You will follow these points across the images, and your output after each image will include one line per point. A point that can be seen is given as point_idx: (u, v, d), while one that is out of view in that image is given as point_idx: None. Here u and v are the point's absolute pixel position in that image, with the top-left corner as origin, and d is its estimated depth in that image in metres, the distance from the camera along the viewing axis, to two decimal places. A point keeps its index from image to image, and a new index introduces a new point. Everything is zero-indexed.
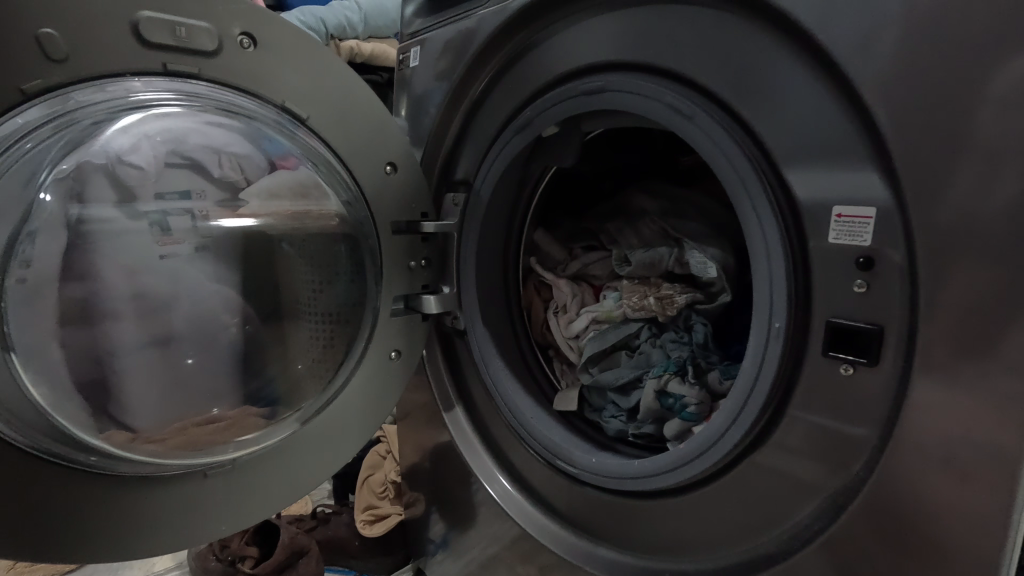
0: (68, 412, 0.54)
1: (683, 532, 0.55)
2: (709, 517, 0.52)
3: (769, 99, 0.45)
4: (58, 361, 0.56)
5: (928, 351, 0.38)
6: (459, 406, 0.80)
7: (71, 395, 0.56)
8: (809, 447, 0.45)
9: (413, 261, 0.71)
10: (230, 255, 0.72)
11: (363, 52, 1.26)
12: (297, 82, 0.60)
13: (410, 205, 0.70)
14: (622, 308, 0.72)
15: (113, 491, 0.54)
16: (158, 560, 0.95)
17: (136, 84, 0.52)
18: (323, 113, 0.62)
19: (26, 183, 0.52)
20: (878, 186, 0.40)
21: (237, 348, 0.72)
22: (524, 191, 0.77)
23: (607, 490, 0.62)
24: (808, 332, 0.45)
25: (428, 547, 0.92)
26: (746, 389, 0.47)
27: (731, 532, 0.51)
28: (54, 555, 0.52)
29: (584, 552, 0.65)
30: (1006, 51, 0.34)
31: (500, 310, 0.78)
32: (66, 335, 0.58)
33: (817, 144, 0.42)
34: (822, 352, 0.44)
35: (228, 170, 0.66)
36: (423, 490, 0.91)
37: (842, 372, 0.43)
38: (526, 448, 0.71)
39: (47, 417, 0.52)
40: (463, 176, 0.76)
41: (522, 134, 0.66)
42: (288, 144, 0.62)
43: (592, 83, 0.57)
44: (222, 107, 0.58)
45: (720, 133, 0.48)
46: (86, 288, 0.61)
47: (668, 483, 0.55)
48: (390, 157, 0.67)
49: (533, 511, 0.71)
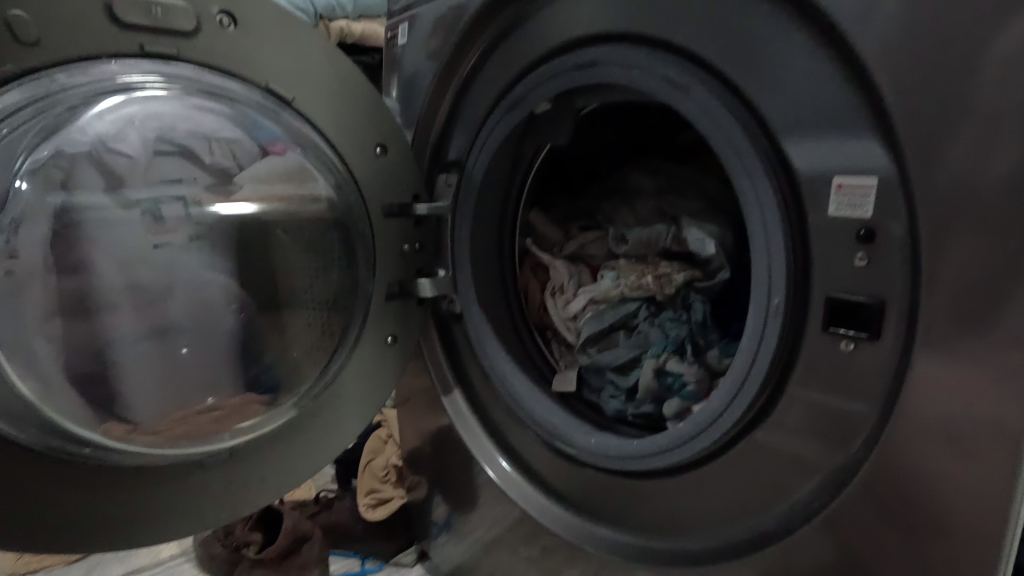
0: (61, 404, 0.54)
1: (682, 510, 0.55)
2: (710, 496, 0.52)
3: (765, 67, 0.43)
4: (48, 353, 0.56)
5: (929, 324, 0.37)
6: (458, 390, 0.79)
7: (63, 387, 0.56)
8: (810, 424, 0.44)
9: (407, 245, 0.70)
10: (226, 244, 0.70)
11: (353, 33, 1.24)
12: (280, 62, 0.58)
13: (401, 187, 0.68)
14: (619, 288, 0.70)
15: (108, 480, 0.54)
16: (164, 547, 0.96)
17: (114, 66, 0.50)
18: (309, 95, 0.60)
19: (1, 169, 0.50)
20: (879, 156, 0.38)
21: (236, 336, 0.70)
22: (519, 169, 0.75)
23: (607, 470, 0.62)
24: (807, 308, 0.44)
25: (432, 529, 0.92)
26: (747, 366, 0.46)
27: (732, 511, 0.50)
28: (50, 544, 0.52)
29: (584, 533, 0.65)
30: (1011, 11, 0.32)
31: (496, 293, 0.76)
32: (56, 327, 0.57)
33: (814, 113, 0.41)
34: (821, 328, 0.43)
35: (219, 156, 0.65)
36: (425, 474, 0.91)
37: (842, 347, 0.42)
38: (525, 430, 0.71)
39: (38, 410, 0.51)
40: (456, 157, 0.74)
41: (512, 112, 0.64)
42: (275, 128, 0.61)
43: (584, 56, 0.56)
44: (208, 90, 0.56)
45: (716, 105, 0.46)
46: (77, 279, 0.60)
47: (669, 463, 0.54)
48: (380, 139, 0.66)
49: (534, 492, 0.71)
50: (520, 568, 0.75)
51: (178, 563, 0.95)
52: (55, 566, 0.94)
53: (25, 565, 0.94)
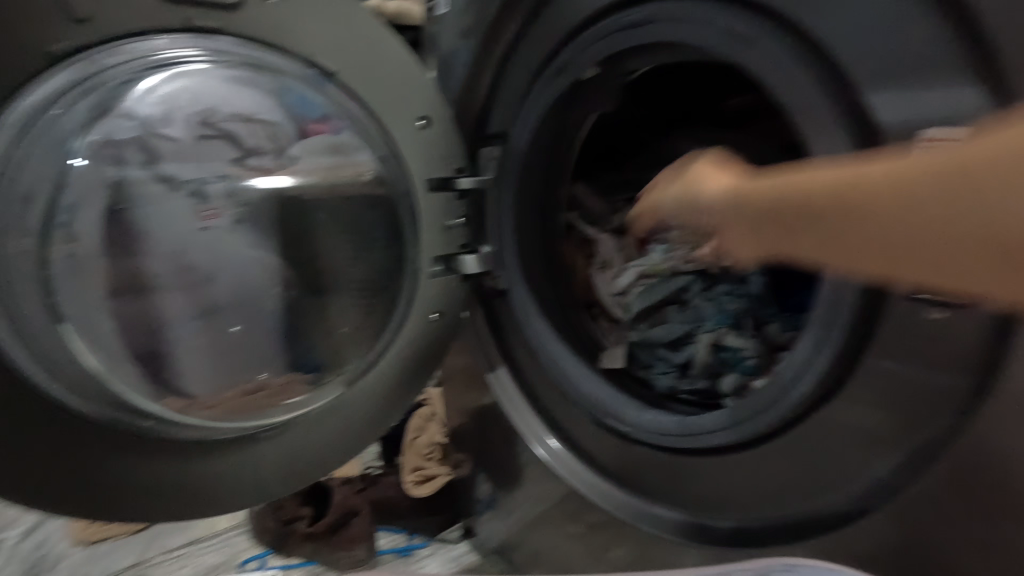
0: (125, 376, 0.56)
1: (743, 489, 0.53)
2: (775, 474, 0.50)
3: (841, 13, 0.40)
4: (110, 329, 0.57)
5: None
6: (503, 366, 0.78)
7: (125, 362, 0.57)
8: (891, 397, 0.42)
9: (450, 220, 0.68)
10: (268, 216, 0.70)
11: (388, 10, 1.23)
12: (322, 33, 0.57)
13: (445, 160, 0.67)
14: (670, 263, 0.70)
15: (166, 452, 0.56)
16: (220, 520, 0.99)
17: (162, 40, 0.51)
18: (352, 67, 0.59)
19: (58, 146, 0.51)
20: (976, 105, 0.35)
21: (282, 317, 0.70)
22: (564, 139, 0.73)
23: (661, 447, 0.60)
24: (889, 275, 0.41)
25: (477, 506, 0.93)
26: (820, 336, 0.44)
27: (800, 489, 0.48)
28: (111, 511, 0.54)
29: (637, 511, 0.63)
30: None
31: (541, 268, 0.74)
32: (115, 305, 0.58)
33: (900, 60, 0.38)
34: (905, 295, 0.39)
35: (261, 138, 0.65)
36: (469, 451, 0.91)
37: (930, 314, 0.39)
38: (574, 406, 0.69)
39: (105, 384, 0.53)
40: (498, 129, 0.72)
41: (560, 78, 0.62)
42: (320, 100, 0.60)
43: (637, 14, 0.53)
44: (251, 63, 0.56)
45: (786, 57, 0.43)
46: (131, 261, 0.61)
47: (729, 440, 0.52)
48: (422, 111, 0.64)
49: (583, 469, 0.69)
50: (568, 545, 0.74)
51: (233, 534, 0.98)
52: (119, 535, 0.98)
53: (92, 535, 0.98)
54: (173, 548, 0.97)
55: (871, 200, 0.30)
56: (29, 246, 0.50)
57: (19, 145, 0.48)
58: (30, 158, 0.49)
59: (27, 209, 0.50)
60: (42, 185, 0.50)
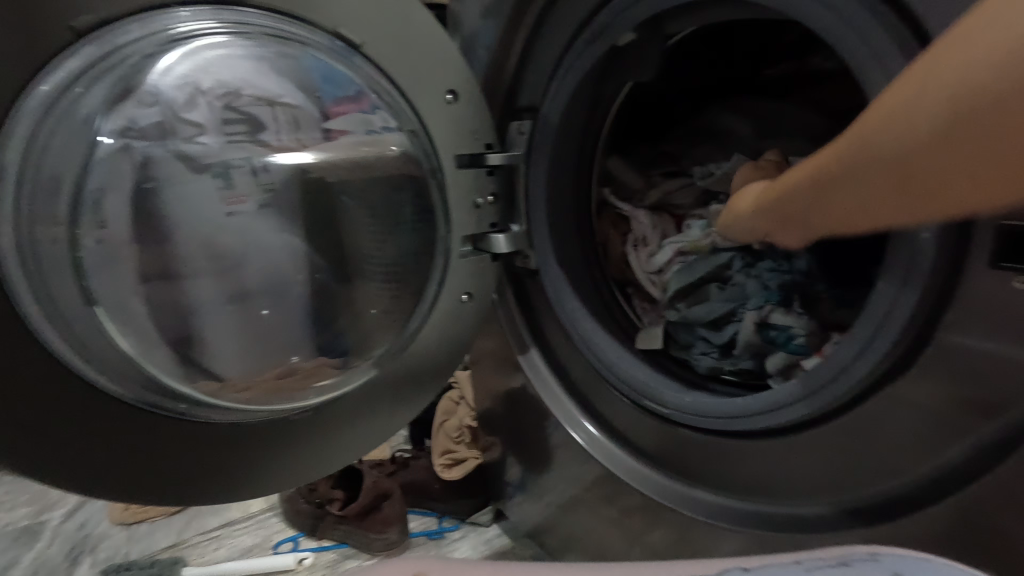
0: (159, 360, 0.55)
1: (796, 474, 0.50)
2: (831, 458, 0.47)
3: None
4: (143, 311, 0.57)
5: None
6: (534, 348, 0.76)
7: (159, 344, 0.57)
8: (963, 376, 0.39)
9: (481, 199, 0.66)
10: (293, 201, 0.66)
11: None
12: (348, 3, 0.55)
13: (474, 136, 0.65)
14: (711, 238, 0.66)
15: (200, 436, 0.55)
16: (254, 502, 1.00)
17: (183, 13, 0.50)
18: (378, 39, 0.57)
19: (82, 125, 0.50)
20: None
21: (310, 303, 0.68)
22: (597, 112, 0.70)
23: (702, 430, 0.58)
24: (966, 245, 0.38)
25: (507, 489, 0.92)
26: (886, 310, 0.41)
27: (859, 474, 0.46)
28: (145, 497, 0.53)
29: (677, 495, 0.61)
30: None
31: (574, 247, 0.72)
32: (138, 286, 0.56)
33: None
34: (987, 264, 0.37)
35: (283, 125, 0.63)
36: (499, 435, 0.90)
37: (1015, 285, 0.36)
38: (610, 389, 0.67)
39: (138, 364, 0.53)
40: (529, 103, 0.69)
41: (596, 45, 0.59)
42: (348, 74, 0.58)
43: None
44: (275, 35, 0.54)
45: (850, 8, 0.39)
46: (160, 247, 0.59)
47: (780, 422, 0.50)
48: (450, 85, 0.62)
49: (621, 453, 0.68)
50: (603, 530, 0.73)
51: (267, 517, 1.00)
52: (158, 516, 1.00)
53: (132, 516, 1.00)
54: (210, 529, 0.98)
55: (923, 155, 0.31)
56: (59, 231, 0.49)
57: (46, 126, 0.47)
58: (57, 139, 0.48)
59: (55, 193, 0.49)
60: (69, 167, 0.49)
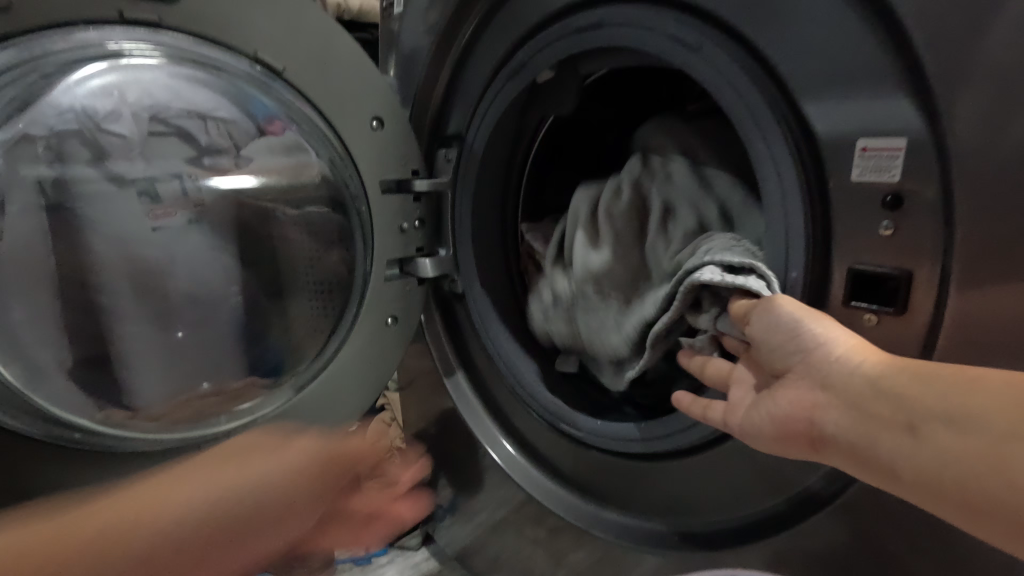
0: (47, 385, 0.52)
1: (694, 493, 0.53)
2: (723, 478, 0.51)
3: (783, 19, 0.40)
4: (41, 332, 0.54)
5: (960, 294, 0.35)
6: (460, 371, 0.77)
7: (52, 374, 0.53)
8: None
9: (406, 223, 0.67)
10: (225, 222, 0.67)
11: (349, 7, 1.21)
12: (270, 29, 0.55)
13: (399, 162, 0.66)
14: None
15: (101, 469, 0.52)
16: None
17: (93, 33, 0.48)
18: (300, 65, 0.57)
19: None
20: (910, 116, 0.35)
21: (240, 316, 0.68)
22: (522, 142, 0.72)
23: (612, 452, 0.60)
24: (827, 282, 0.41)
25: (437, 511, 0.91)
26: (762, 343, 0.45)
27: (747, 492, 0.49)
28: None
29: (591, 515, 0.64)
30: None
31: (498, 272, 0.74)
32: (49, 301, 0.55)
33: (840, 69, 0.38)
34: (842, 303, 0.40)
35: (215, 136, 0.62)
36: (430, 457, 0.90)
37: (865, 321, 0.39)
38: (529, 412, 0.69)
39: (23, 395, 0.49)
40: (456, 131, 0.71)
41: (516, 80, 0.61)
42: (273, 105, 0.59)
43: (589, 18, 0.53)
44: (196, 60, 0.54)
45: (730, 65, 0.43)
46: (76, 260, 0.58)
47: (683, 444, 0.52)
48: (376, 111, 0.63)
49: (539, 474, 0.69)
50: (528, 550, 0.74)
51: None
52: None
53: None
54: None
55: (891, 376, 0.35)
56: None
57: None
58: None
59: None
60: None
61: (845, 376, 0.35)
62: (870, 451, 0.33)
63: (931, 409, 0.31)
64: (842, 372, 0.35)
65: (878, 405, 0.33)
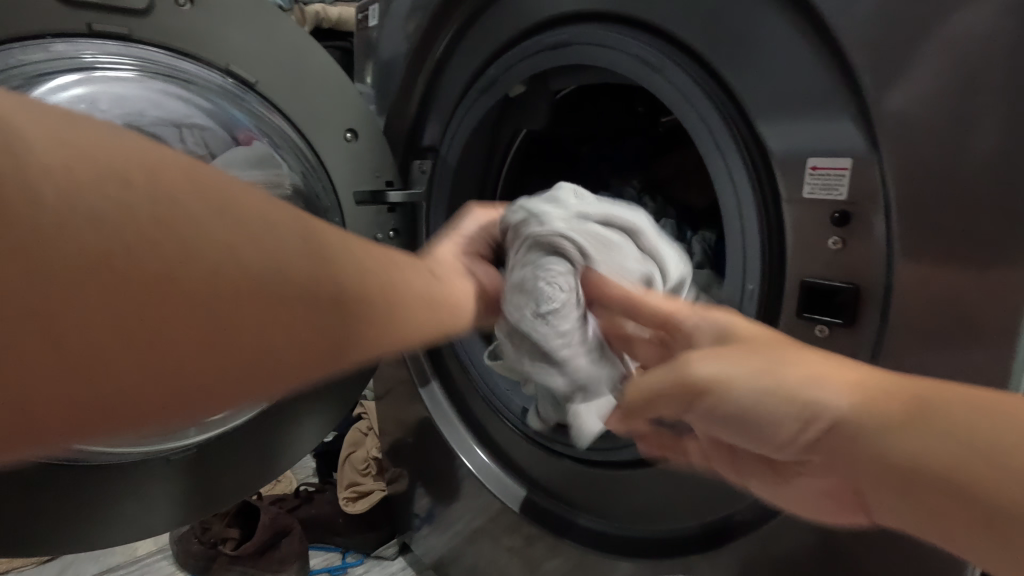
0: None
1: (659, 501, 0.54)
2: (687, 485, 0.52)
3: (738, 43, 0.42)
4: None
5: (905, 307, 0.36)
6: (436, 380, 0.78)
7: None
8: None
9: (381, 234, 0.68)
10: None
11: (330, 17, 1.22)
12: (242, 41, 0.56)
13: (374, 173, 0.66)
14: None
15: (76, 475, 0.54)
16: (141, 544, 0.95)
17: (61, 46, 0.49)
18: (272, 78, 0.58)
19: None
20: (855, 137, 0.37)
21: None
22: (496, 153, 0.74)
23: (583, 461, 0.61)
24: (782, 292, 0.43)
25: (415, 521, 0.91)
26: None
27: (709, 501, 0.50)
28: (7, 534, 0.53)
29: (563, 522, 0.65)
30: None
31: None
32: None
33: (791, 91, 0.40)
34: (796, 313, 0.42)
35: (190, 144, 0.56)
36: (408, 466, 0.90)
37: (818, 332, 0.41)
38: (502, 422, 0.70)
39: None
40: (430, 143, 0.72)
41: (487, 93, 0.62)
42: (249, 118, 0.58)
43: (557, 36, 0.54)
44: (172, 75, 0.54)
45: (690, 85, 0.45)
46: None
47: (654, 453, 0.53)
48: (349, 123, 0.63)
49: (513, 483, 0.70)
50: (504, 558, 0.74)
51: (155, 560, 0.94)
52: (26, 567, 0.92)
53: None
54: None
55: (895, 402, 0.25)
56: None
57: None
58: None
59: None
60: None
61: (756, 401, 0.29)
62: (939, 535, 0.23)
63: (892, 416, 0.24)
64: (738, 396, 0.29)
65: (844, 441, 0.26)
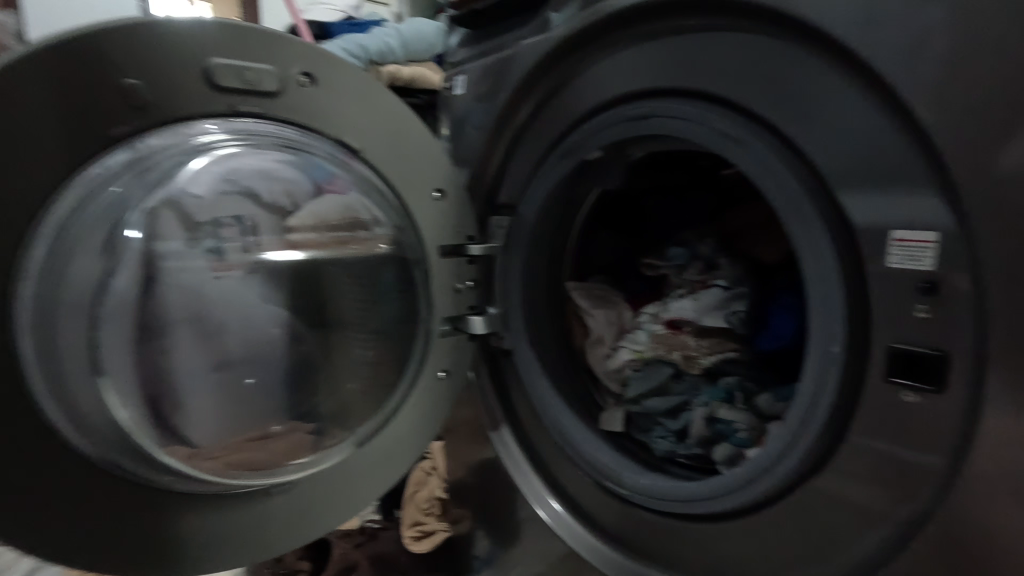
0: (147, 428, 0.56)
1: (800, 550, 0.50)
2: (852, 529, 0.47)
3: (819, 120, 0.47)
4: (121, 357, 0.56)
5: (1005, 351, 0.38)
6: (506, 425, 0.81)
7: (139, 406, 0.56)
8: (852, 487, 0.47)
9: (460, 284, 0.73)
10: (282, 289, 0.72)
11: (402, 76, 1.31)
12: (350, 115, 0.63)
13: (458, 230, 0.72)
14: (655, 350, 0.74)
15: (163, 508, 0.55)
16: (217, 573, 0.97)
17: (209, 126, 0.55)
18: (375, 145, 0.64)
19: (111, 224, 0.53)
20: (941, 212, 0.41)
21: (289, 365, 0.71)
22: (569, 212, 0.78)
23: (659, 511, 0.63)
24: (869, 356, 0.46)
25: (473, 565, 0.88)
26: (797, 424, 0.49)
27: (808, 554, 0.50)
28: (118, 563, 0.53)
29: (621, 566, 0.67)
30: None
31: (547, 325, 0.78)
32: (128, 347, 0.56)
33: (865, 161, 0.44)
34: (883, 378, 0.44)
35: (277, 194, 0.66)
36: (471, 507, 0.87)
37: (905, 398, 0.43)
38: (576, 468, 0.72)
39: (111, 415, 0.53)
40: (507, 200, 0.77)
41: (566, 159, 0.67)
42: (331, 168, 0.63)
43: (638, 108, 0.59)
44: (278, 142, 0.60)
45: (770, 156, 0.50)
46: (152, 307, 0.59)
47: (744, 501, 0.54)
48: (438, 184, 0.70)
49: (593, 539, 0.70)
50: None
51: None
52: None
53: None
54: None
55: None
56: (80, 329, 0.52)
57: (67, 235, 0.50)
58: (83, 238, 0.51)
59: (80, 295, 0.52)
60: (88, 254, 0.52)
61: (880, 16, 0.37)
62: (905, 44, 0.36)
63: None
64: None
65: None
